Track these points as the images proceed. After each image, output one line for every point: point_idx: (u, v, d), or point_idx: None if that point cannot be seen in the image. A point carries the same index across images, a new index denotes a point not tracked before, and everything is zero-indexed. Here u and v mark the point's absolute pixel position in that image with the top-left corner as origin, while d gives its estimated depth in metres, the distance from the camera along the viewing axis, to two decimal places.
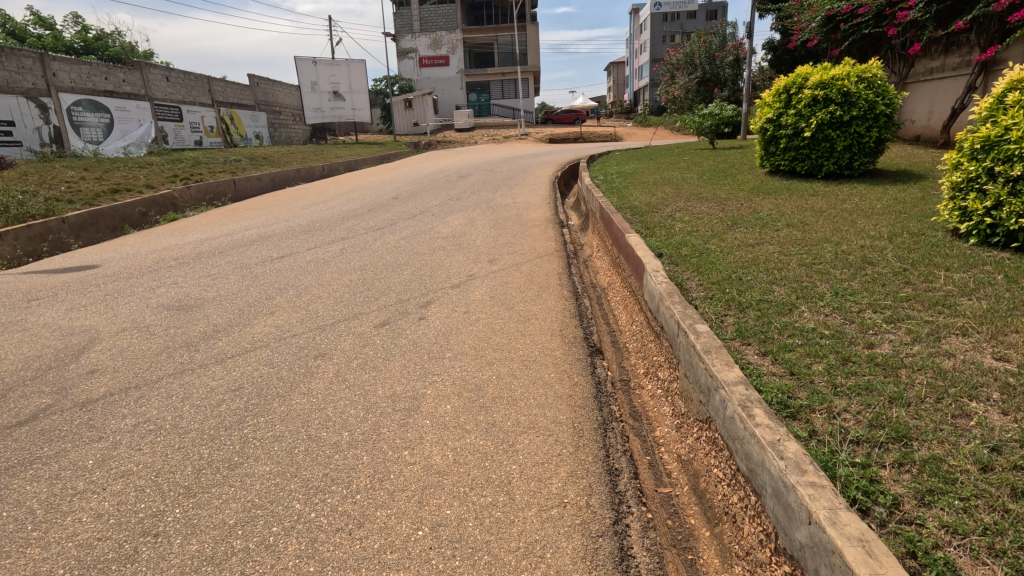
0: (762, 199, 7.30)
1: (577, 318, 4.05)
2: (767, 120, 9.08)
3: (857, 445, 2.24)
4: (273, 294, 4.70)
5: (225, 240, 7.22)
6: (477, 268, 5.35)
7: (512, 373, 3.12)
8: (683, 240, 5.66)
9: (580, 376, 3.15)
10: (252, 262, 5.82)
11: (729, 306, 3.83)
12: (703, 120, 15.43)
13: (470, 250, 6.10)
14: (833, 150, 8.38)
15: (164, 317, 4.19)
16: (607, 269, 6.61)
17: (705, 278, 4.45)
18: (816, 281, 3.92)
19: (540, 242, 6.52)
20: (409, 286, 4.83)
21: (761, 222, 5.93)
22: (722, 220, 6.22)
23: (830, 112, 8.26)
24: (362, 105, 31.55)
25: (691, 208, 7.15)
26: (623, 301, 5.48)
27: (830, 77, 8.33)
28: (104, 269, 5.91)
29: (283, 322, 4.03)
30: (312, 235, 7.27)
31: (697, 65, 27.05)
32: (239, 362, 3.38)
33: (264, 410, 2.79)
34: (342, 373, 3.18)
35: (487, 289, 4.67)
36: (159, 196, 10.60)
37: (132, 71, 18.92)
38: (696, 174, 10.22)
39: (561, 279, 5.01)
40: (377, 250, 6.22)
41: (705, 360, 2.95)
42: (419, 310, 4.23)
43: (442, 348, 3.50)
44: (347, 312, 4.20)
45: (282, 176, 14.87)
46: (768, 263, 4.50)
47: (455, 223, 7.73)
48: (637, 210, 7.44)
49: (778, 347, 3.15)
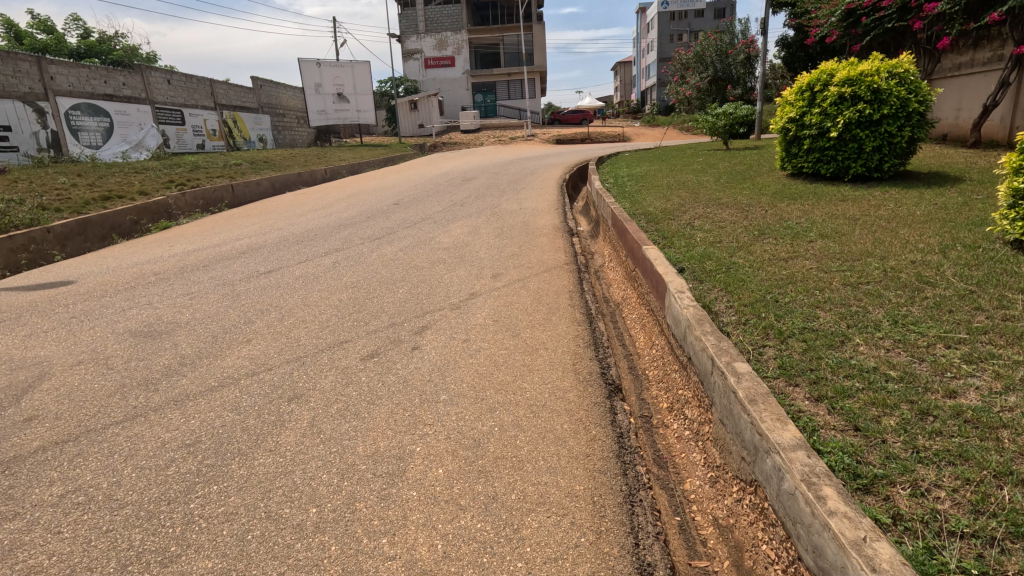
0: (788, 205, 6.78)
1: (591, 348, 3.56)
2: (789, 119, 8.54)
3: (963, 542, 1.74)
4: (254, 317, 4.25)
5: (214, 252, 6.78)
6: (480, 286, 4.86)
7: (516, 423, 2.64)
8: (706, 252, 5.16)
9: (598, 427, 2.65)
10: (237, 279, 5.38)
11: (768, 335, 3.32)
12: (717, 120, 14.88)
13: (472, 263, 5.62)
14: (861, 151, 7.82)
15: (129, 347, 3.74)
16: (621, 282, 6.12)
17: (735, 299, 3.94)
18: (868, 306, 3.40)
19: (549, 253, 6.04)
20: (404, 307, 4.36)
21: (791, 232, 5.42)
22: (747, 229, 5.70)
23: (858, 110, 7.70)
24: (367, 107, 30.96)
25: (711, 215, 6.64)
26: (641, 319, 4.99)
27: (857, 74, 7.78)
28: (80, 285, 5.49)
29: (259, 353, 3.57)
30: (304, 246, 6.82)
31: (707, 64, 26.40)
32: (200, 405, 2.92)
33: (219, 476, 2.32)
34: (318, 423, 2.71)
35: (489, 312, 4.19)
36: (152, 203, 10.21)
37: (133, 74, 18.63)
38: (713, 177, 9.70)
39: (572, 298, 4.52)
40: (372, 264, 5.76)
41: (748, 411, 2.45)
42: (412, 337, 3.75)
43: (436, 388, 3.02)
44: (331, 341, 3.73)
45: (283, 181, 14.46)
46: (807, 282, 3.98)
47: (458, 231, 7.26)
48: (653, 217, 6.93)
49: (833, 392, 2.64)
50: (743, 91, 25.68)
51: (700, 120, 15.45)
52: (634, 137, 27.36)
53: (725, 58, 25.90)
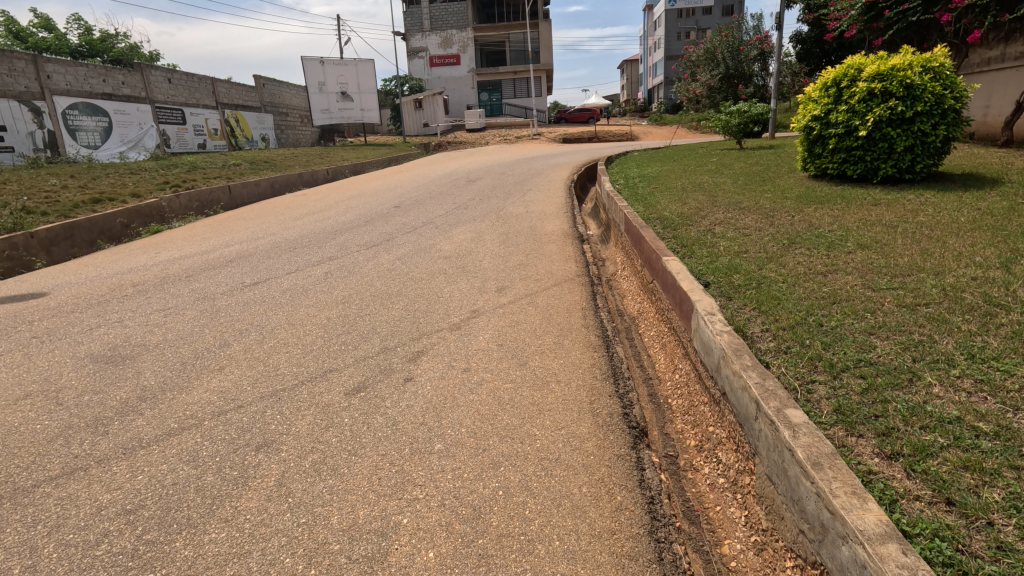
0: (815, 210, 6.30)
1: (609, 380, 3.10)
2: (813, 117, 8.04)
3: None
4: (231, 339, 3.82)
5: (201, 260, 6.38)
6: (483, 301, 4.41)
7: (525, 486, 2.19)
8: (732, 263, 4.70)
9: (623, 490, 2.20)
10: (220, 292, 4.96)
11: (818, 370, 2.86)
12: (730, 118, 14.38)
13: (475, 275, 5.18)
14: (891, 151, 7.30)
15: (86, 375, 3.31)
16: (636, 293, 5.67)
17: (773, 322, 3.48)
18: (934, 335, 2.92)
19: (558, 262, 5.60)
20: (400, 327, 3.92)
21: (824, 240, 4.94)
22: (774, 237, 5.23)
23: (889, 107, 7.19)
24: (371, 106, 30.63)
25: (732, 220, 6.17)
26: (660, 338, 4.54)
27: (888, 68, 7.29)
28: (50, 298, 5.07)
29: (232, 384, 3.14)
30: (297, 253, 6.40)
31: (718, 61, 25.72)
32: (152, 455, 2.48)
33: (159, 558, 1.88)
34: (288, 483, 2.27)
35: (494, 334, 3.73)
36: (144, 205, 9.83)
37: (132, 73, 18.33)
38: (729, 178, 9.21)
39: (584, 316, 4.07)
40: (367, 275, 5.33)
41: (812, 476, 1.98)
42: (405, 366, 3.30)
43: (430, 434, 2.56)
44: (315, 370, 3.29)
45: (282, 182, 14.07)
46: (854, 302, 3.50)
47: (460, 237, 6.83)
48: (669, 222, 6.47)
49: (911, 449, 2.17)
50: (755, 89, 25.06)
51: (713, 118, 14.96)
52: (642, 136, 26.84)
53: (737, 55, 25.27)
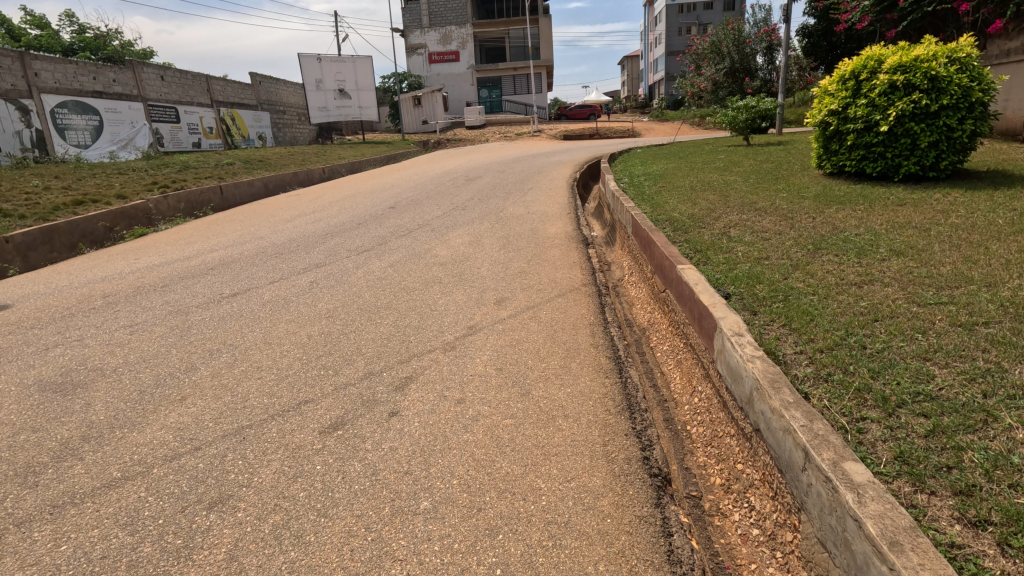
0: (836, 211, 5.89)
1: (624, 414, 2.70)
2: (830, 112, 7.62)
3: None
4: (199, 361, 3.42)
5: (180, 267, 5.97)
6: (480, 316, 4.00)
7: (529, 562, 1.80)
8: (753, 271, 4.31)
9: (648, 568, 1.80)
10: (194, 304, 4.56)
11: (867, 404, 2.46)
12: (737, 113, 13.87)
13: (472, 284, 4.79)
14: (914, 148, 6.87)
15: (27, 408, 2.91)
16: (646, 302, 5.27)
17: (807, 342, 3.09)
18: (1003, 363, 2.52)
19: (562, 269, 5.20)
20: (388, 347, 3.52)
21: (853, 244, 4.54)
22: (797, 242, 4.83)
23: (912, 100, 6.77)
24: (369, 103, 30.18)
25: (748, 223, 5.77)
26: (675, 354, 4.14)
27: (911, 59, 6.86)
28: (12, 312, 4.68)
29: (192, 418, 2.75)
30: (284, 259, 6.01)
31: (724, 55, 25.11)
32: (83, 517, 2.08)
33: None
34: (240, 556, 1.87)
35: (492, 356, 3.33)
36: (129, 207, 9.43)
37: (123, 70, 17.92)
38: (740, 176, 8.81)
39: (594, 333, 3.67)
40: (356, 284, 4.92)
41: (889, 561, 1.58)
42: (391, 396, 2.89)
43: (415, 488, 2.17)
44: (289, 401, 2.89)
45: (276, 182, 13.65)
46: (901, 319, 3.09)
47: (458, 241, 6.43)
48: (680, 225, 6.08)
49: (1003, 517, 1.78)
50: (761, 84, 24.53)
51: (719, 113, 14.52)
52: (645, 133, 26.37)
53: (743, 48, 24.73)
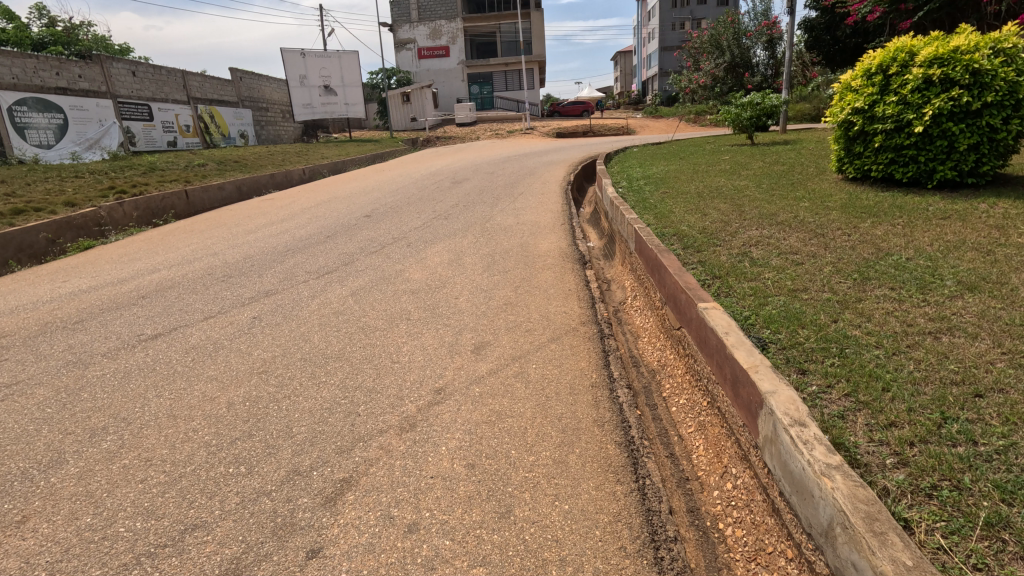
0: (872, 225, 5.11)
1: (647, 555, 1.88)
2: (854, 110, 6.84)
3: None
4: (72, 448, 2.55)
5: (109, 293, 5.10)
6: (453, 372, 3.17)
7: None
8: (791, 310, 3.51)
9: None
10: (101, 351, 3.68)
11: (1008, 555, 1.67)
12: (741, 111, 13.13)
13: (448, 321, 3.97)
14: (951, 150, 6.08)
15: None
16: (654, 335, 4.48)
17: (888, 429, 2.29)
18: None
19: (555, 299, 4.37)
20: (328, 426, 2.67)
21: (909, 273, 3.74)
22: (838, 269, 4.04)
23: (951, 97, 5.97)
24: (355, 100, 29.20)
25: (772, 240, 4.97)
26: (697, 413, 3.33)
27: (949, 51, 6.06)
28: None
29: (19, 563, 1.89)
30: (232, 284, 5.16)
31: (723, 49, 24.34)
32: None
33: None
34: None
35: (463, 441, 2.50)
36: (77, 216, 8.50)
37: (90, 66, 16.87)
38: (750, 181, 8.03)
39: (597, 401, 2.85)
40: (307, 321, 4.09)
41: None
42: (316, 518, 2.06)
43: None
44: (167, 529, 2.03)
45: (250, 184, 12.75)
46: (1018, 400, 2.28)
47: (435, 261, 5.58)
48: (692, 241, 5.28)
49: None
50: (762, 78, 23.76)
51: (721, 111, 13.74)
52: (639, 130, 25.57)
53: (742, 41, 23.95)
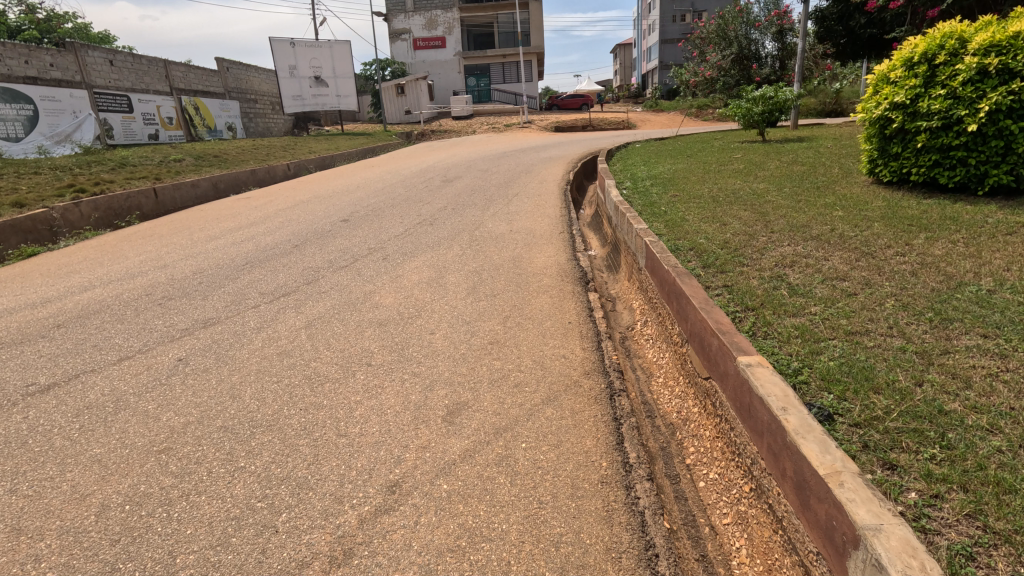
0: (927, 242, 4.32)
1: None
2: (893, 104, 6.02)
3: None
4: None
5: (21, 321, 4.27)
6: (414, 455, 2.37)
7: None
8: (857, 364, 2.71)
9: None
10: None
11: None
12: (752, 106, 12.30)
13: (418, 369, 3.16)
14: (1008, 152, 5.24)
15: None
16: (672, 376, 3.69)
17: None
18: None
19: (551, 336, 3.58)
20: (227, 555, 1.88)
21: (1001, 314, 2.95)
22: (903, 304, 3.24)
23: (1011, 90, 5.12)
24: (348, 92, 28.23)
25: (809, 260, 4.19)
26: (733, 499, 2.55)
27: (1008, 36, 5.24)
28: None
29: None
30: (171, 309, 4.34)
31: (730, 39, 23.48)
32: None
33: None
34: None
35: None
36: (22, 220, 7.64)
37: (63, 53, 15.88)
38: (770, 184, 7.22)
39: (610, 510, 2.06)
40: (247, 365, 3.29)
41: None
42: None
43: None
44: None
45: (226, 182, 11.88)
46: None
47: (412, 280, 4.78)
48: (712, 259, 4.50)
49: None
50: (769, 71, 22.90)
51: (730, 106, 12.87)
52: (640, 124, 24.74)
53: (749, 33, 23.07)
